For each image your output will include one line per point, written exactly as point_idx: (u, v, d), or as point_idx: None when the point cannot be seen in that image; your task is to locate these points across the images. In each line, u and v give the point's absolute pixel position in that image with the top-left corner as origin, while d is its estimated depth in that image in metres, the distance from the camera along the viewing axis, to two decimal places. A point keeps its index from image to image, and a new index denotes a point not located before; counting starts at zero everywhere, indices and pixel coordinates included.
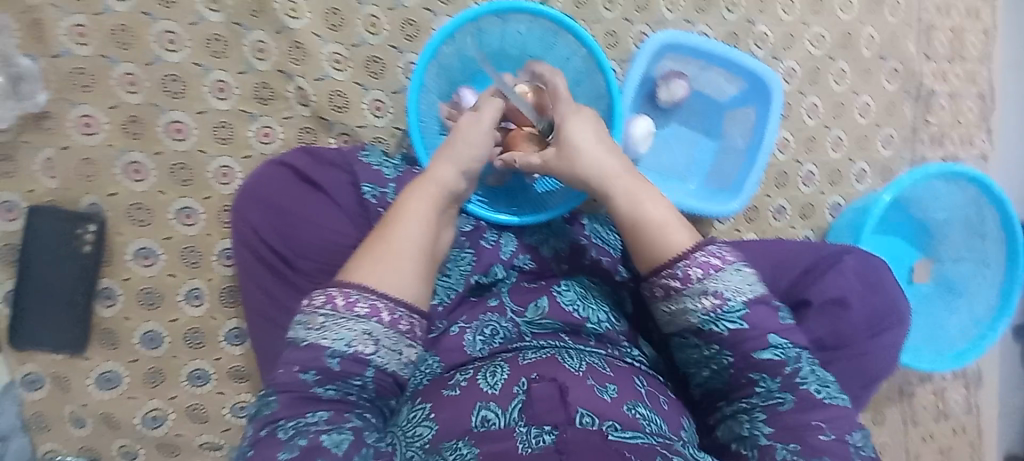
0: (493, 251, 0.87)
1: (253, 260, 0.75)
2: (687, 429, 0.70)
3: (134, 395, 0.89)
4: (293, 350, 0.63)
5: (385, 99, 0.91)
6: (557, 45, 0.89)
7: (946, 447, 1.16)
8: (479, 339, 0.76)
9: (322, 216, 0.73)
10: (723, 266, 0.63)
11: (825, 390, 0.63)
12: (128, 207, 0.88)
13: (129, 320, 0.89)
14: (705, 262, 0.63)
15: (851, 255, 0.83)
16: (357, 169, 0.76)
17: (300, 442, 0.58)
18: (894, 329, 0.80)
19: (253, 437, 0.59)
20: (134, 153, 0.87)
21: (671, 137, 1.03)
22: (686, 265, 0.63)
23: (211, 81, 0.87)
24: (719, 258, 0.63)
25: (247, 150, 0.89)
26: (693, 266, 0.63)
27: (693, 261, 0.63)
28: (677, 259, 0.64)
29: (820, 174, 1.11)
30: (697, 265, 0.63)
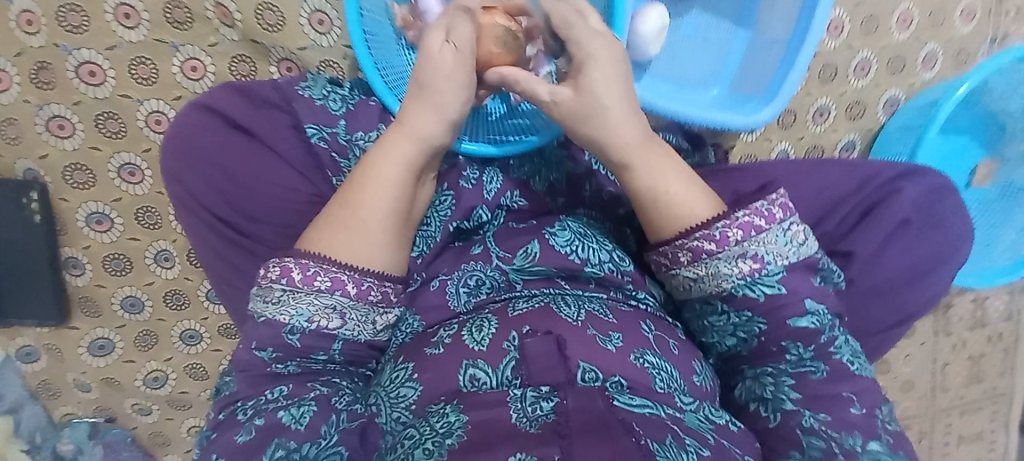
0: (476, 192, 0.72)
1: (196, 226, 0.65)
2: (699, 374, 0.61)
3: (130, 359, 0.89)
4: (252, 325, 0.58)
5: (328, 9, 0.74)
6: None
7: (978, 358, 1.09)
8: (463, 290, 0.66)
9: (264, 167, 0.62)
10: (767, 227, 0.56)
11: (856, 362, 0.59)
12: (64, 168, 0.78)
13: (104, 287, 0.85)
14: (747, 223, 0.56)
15: (916, 179, 0.69)
16: (296, 107, 0.63)
17: (255, 422, 0.55)
18: (945, 265, 0.70)
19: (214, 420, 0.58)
20: (52, 107, 0.75)
21: (691, 32, 0.85)
22: (725, 226, 0.56)
23: (113, 5, 0.71)
24: (765, 217, 0.56)
25: (177, 90, 0.75)
26: (733, 227, 0.56)
27: (734, 222, 0.56)
28: (714, 219, 0.57)
29: (877, 63, 0.91)
30: (738, 226, 0.56)
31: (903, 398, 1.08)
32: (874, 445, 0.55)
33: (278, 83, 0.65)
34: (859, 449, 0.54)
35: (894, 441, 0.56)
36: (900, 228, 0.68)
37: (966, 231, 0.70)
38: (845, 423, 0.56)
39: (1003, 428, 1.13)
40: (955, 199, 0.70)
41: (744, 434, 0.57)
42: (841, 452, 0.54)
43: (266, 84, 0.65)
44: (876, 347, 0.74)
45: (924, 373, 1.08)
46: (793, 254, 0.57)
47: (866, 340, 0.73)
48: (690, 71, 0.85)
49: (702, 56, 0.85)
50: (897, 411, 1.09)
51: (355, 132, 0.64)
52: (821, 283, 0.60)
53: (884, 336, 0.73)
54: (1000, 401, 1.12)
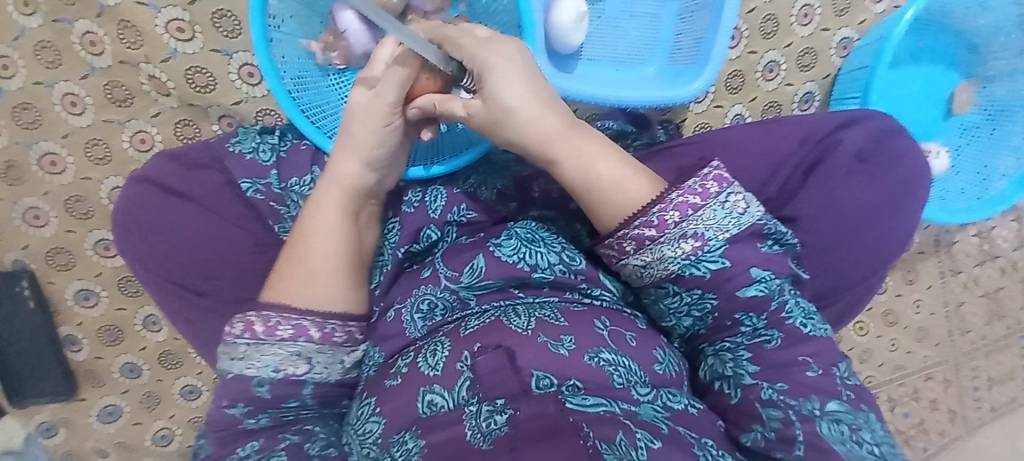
0: (420, 214, 0.72)
1: (153, 294, 0.68)
2: (661, 362, 0.60)
3: (138, 421, 0.93)
4: (219, 382, 0.57)
5: (255, 61, 0.77)
6: None
7: (994, 292, 1.03)
8: (417, 316, 0.64)
9: (208, 227, 0.65)
10: (703, 203, 0.54)
11: (810, 323, 0.57)
12: (46, 253, 0.84)
13: (102, 358, 0.90)
14: (682, 203, 0.54)
15: (856, 126, 0.68)
16: (228, 164, 0.66)
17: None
18: (906, 207, 0.68)
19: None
20: (26, 199, 0.81)
21: (616, 12, 0.84)
22: (662, 210, 0.54)
23: (60, 95, 0.77)
24: (699, 194, 0.54)
25: (132, 163, 0.80)
26: (669, 210, 0.54)
27: (670, 204, 0.54)
28: (651, 203, 0.55)
29: (819, 7, 0.88)
30: (674, 208, 0.54)
31: (920, 348, 1.03)
32: (833, 405, 0.55)
33: (210, 143, 0.69)
34: (818, 412, 0.54)
35: (856, 396, 0.56)
36: (850, 177, 0.66)
37: (919, 170, 0.68)
38: (802, 388, 0.55)
39: None
40: (903, 139, 0.69)
41: (705, 414, 0.57)
42: (798, 420, 0.54)
43: (197, 147, 0.68)
44: (852, 303, 0.72)
45: (937, 318, 1.02)
46: (736, 226, 0.55)
47: (841, 299, 0.70)
48: (624, 51, 0.85)
49: (633, 34, 0.85)
50: (916, 361, 1.03)
51: (289, 179, 0.66)
52: (775, 248, 0.57)
53: (860, 291, 0.71)
54: None
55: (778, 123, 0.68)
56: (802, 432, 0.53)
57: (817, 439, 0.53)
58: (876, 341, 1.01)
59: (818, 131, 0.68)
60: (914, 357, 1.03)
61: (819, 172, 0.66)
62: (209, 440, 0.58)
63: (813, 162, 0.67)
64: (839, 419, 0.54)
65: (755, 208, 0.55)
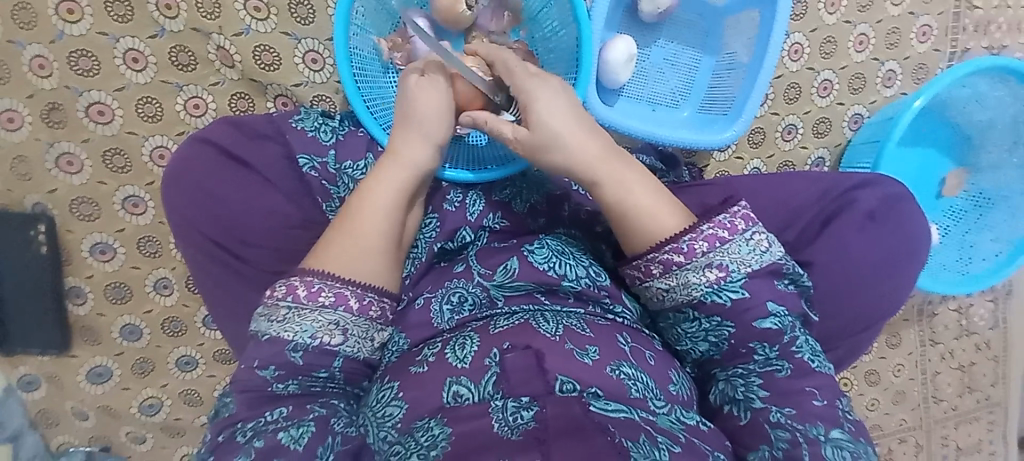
0: (459, 214, 0.76)
1: (195, 255, 0.69)
2: (676, 383, 0.62)
3: (127, 386, 0.90)
4: (253, 344, 0.59)
5: (321, 49, 0.81)
6: None
7: (968, 366, 1.10)
8: (446, 308, 0.66)
9: (263, 197, 0.68)
10: (730, 237, 0.59)
11: (817, 359, 0.61)
12: (71, 201, 0.83)
13: (104, 316, 0.88)
14: (711, 235, 0.59)
15: (869, 189, 0.75)
16: (290, 139, 0.69)
17: (255, 445, 0.54)
18: (908, 268, 0.74)
19: (211, 443, 0.56)
20: (63, 144, 0.81)
21: (660, 59, 0.90)
22: (692, 238, 0.59)
23: (123, 50, 0.78)
24: (727, 229, 0.59)
25: (180, 126, 0.81)
26: (699, 239, 0.59)
27: (700, 234, 0.59)
28: (681, 233, 0.59)
29: (839, 83, 0.96)
30: (704, 238, 0.59)
31: (896, 410, 1.09)
32: (837, 433, 0.59)
33: (272, 116, 0.71)
34: (822, 438, 0.58)
35: (855, 429, 0.60)
36: (860, 233, 0.73)
37: (923, 236, 0.75)
38: (808, 414, 0.59)
39: (998, 437, 1.15)
40: (911, 205, 0.75)
41: (714, 434, 0.59)
42: (805, 442, 0.58)
43: (260, 117, 0.70)
44: (851, 351, 0.77)
45: (915, 383, 1.09)
46: (757, 262, 0.60)
47: (841, 345, 0.76)
48: (661, 95, 0.91)
49: (671, 80, 0.91)
50: (891, 422, 1.09)
51: (344, 161, 0.69)
52: (789, 288, 0.62)
53: (858, 341, 0.77)
54: (995, 410, 1.14)
55: (799, 176, 0.76)
56: (808, 453, 0.57)
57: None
58: (858, 397, 1.07)
59: (836, 189, 0.75)
60: (889, 418, 1.09)
61: (833, 225, 0.73)
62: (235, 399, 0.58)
63: (829, 216, 0.74)
64: (842, 446, 0.58)
65: (776, 248, 0.60)
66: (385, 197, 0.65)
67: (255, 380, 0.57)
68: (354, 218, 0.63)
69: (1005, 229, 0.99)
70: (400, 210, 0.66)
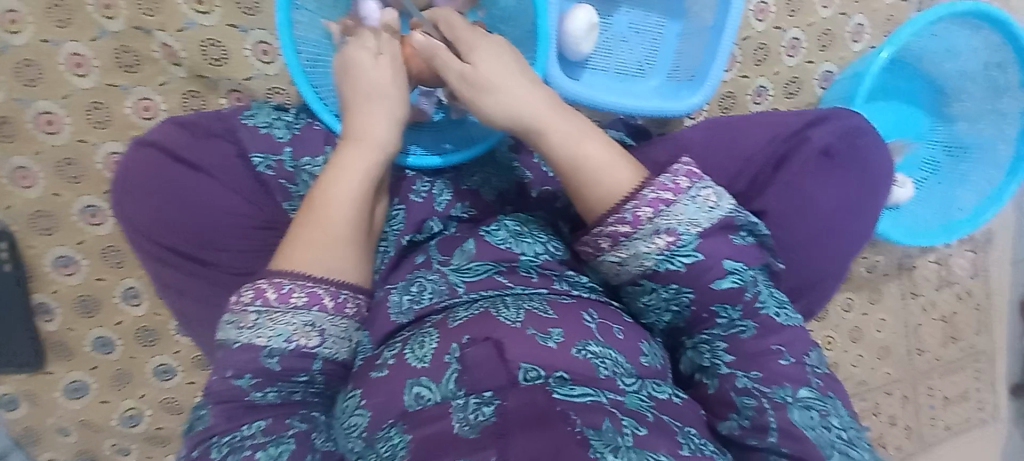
0: (426, 205, 0.75)
1: (158, 265, 0.67)
2: (647, 354, 0.61)
3: (106, 399, 0.89)
4: (224, 353, 0.57)
5: (271, 40, 0.78)
6: None
7: (950, 317, 1.11)
8: (406, 297, 0.65)
9: (217, 197, 0.65)
10: (675, 199, 0.57)
11: (782, 312, 0.61)
12: (29, 215, 0.81)
13: (75, 329, 0.86)
14: (654, 199, 0.57)
15: (822, 125, 0.74)
16: (240, 135, 0.66)
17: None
18: (867, 204, 0.73)
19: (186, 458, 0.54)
20: (14, 157, 0.79)
21: (625, 27, 0.89)
22: (635, 206, 0.57)
23: (66, 55, 0.76)
24: (670, 190, 0.57)
25: (132, 130, 0.79)
26: (642, 206, 0.57)
27: (643, 200, 0.57)
28: (624, 202, 0.58)
29: (806, 41, 0.94)
30: (647, 204, 0.57)
31: (881, 365, 1.09)
32: (805, 392, 0.59)
33: (222, 113, 0.69)
34: (790, 400, 0.58)
35: (824, 384, 0.60)
36: (817, 173, 0.72)
37: (881, 169, 0.74)
38: (776, 376, 0.58)
39: (984, 385, 1.16)
40: (866, 138, 0.74)
41: (688, 404, 0.58)
42: (771, 408, 0.57)
43: (210, 116, 0.68)
44: (818, 297, 0.77)
45: (898, 337, 1.09)
46: (707, 220, 0.58)
47: (808, 292, 0.75)
48: (627, 65, 0.90)
49: (637, 50, 0.90)
50: (877, 377, 1.09)
51: (301, 158, 0.66)
52: (747, 240, 0.61)
53: (824, 285, 0.76)
54: (980, 358, 1.15)
55: (750, 122, 0.75)
56: (775, 419, 0.57)
57: (789, 426, 0.56)
58: (844, 356, 1.07)
59: (787, 131, 0.74)
60: (875, 373, 1.09)
61: (787, 167, 0.72)
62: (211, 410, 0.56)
63: (782, 158, 0.73)
64: (811, 406, 0.58)
65: (726, 202, 0.59)
66: (352, 187, 0.63)
67: (229, 390, 0.55)
68: (320, 212, 0.61)
69: (980, 177, 0.98)
70: (368, 201, 0.64)
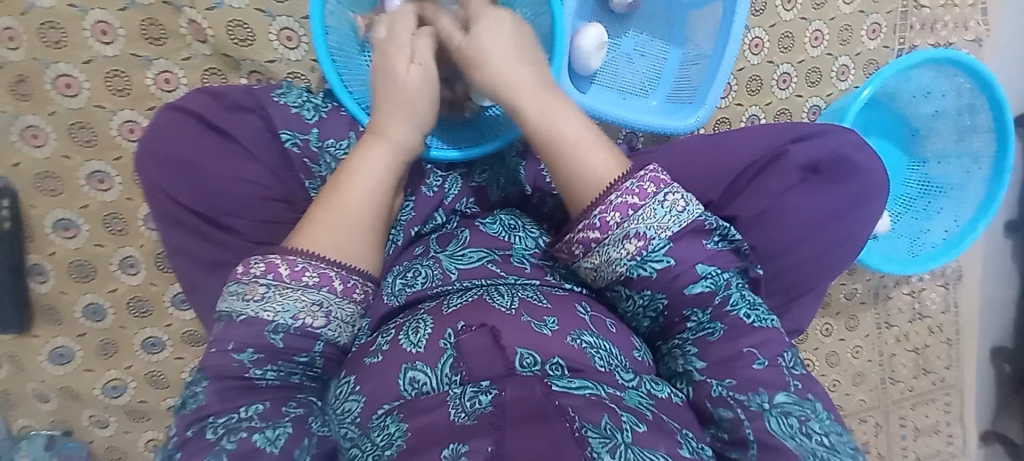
0: (434, 198, 0.77)
1: (174, 227, 0.69)
2: (639, 349, 0.64)
3: (90, 367, 0.89)
4: (226, 326, 0.57)
5: (296, 27, 0.82)
6: None
7: (922, 349, 1.16)
8: (400, 281, 0.66)
9: (239, 168, 0.67)
10: (643, 203, 0.61)
11: (754, 314, 0.63)
12: (35, 176, 0.82)
13: (67, 294, 0.86)
14: (622, 205, 0.61)
15: (809, 141, 0.78)
16: (271, 112, 0.69)
17: (228, 446, 0.52)
18: (851, 219, 0.78)
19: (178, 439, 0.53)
20: (28, 117, 0.80)
21: (631, 49, 0.94)
22: (602, 212, 0.61)
23: (93, 23, 0.78)
24: (637, 194, 0.61)
25: (150, 101, 0.81)
26: (610, 211, 0.61)
27: (610, 206, 0.61)
28: (592, 208, 0.62)
29: (797, 75, 1.01)
30: (614, 210, 0.61)
31: (855, 391, 1.14)
32: (782, 397, 0.60)
33: (253, 90, 0.71)
34: (767, 406, 0.59)
35: (801, 387, 0.62)
36: (806, 187, 0.76)
37: (862, 184, 0.79)
38: (751, 381, 0.61)
39: (950, 417, 1.21)
40: (850, 156, 0.79)
41: (685, 411, 0.59)
42: (747, 419, 0.59)
43: (240, 90, 0.71)
44: (800, 307, 0.82)
45: (872, 365, 1.14)
46: (676, 224, 0.61)
47: (792, 301, 0.80)
48: (631, 84, 0.94)
49: (641, 70, 0.95)
50: (852, 403, 1.14)
51: (326, 139, 0.70)
52: (719, 244, 0.64)
53: (806, 295, 0.81)
54: (948, 391, 1.20)
55: (745, 134, 0.80)
56: (752, 430, 0.58)
57: (766, 436, 0.58)
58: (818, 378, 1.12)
59: (775, 143, 0.78)
60: (849, 398, 1.14)
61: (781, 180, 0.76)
62: (208, 391, 0.56)
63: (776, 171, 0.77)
64: (788, 412, 0.59)
65: (692, 207, 0.62)
66: (374, 173, 0.66)
67: (230, 365, 0.55)
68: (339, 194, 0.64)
69: (950, 213, 1.06)
70: (389, 194, 0.67)
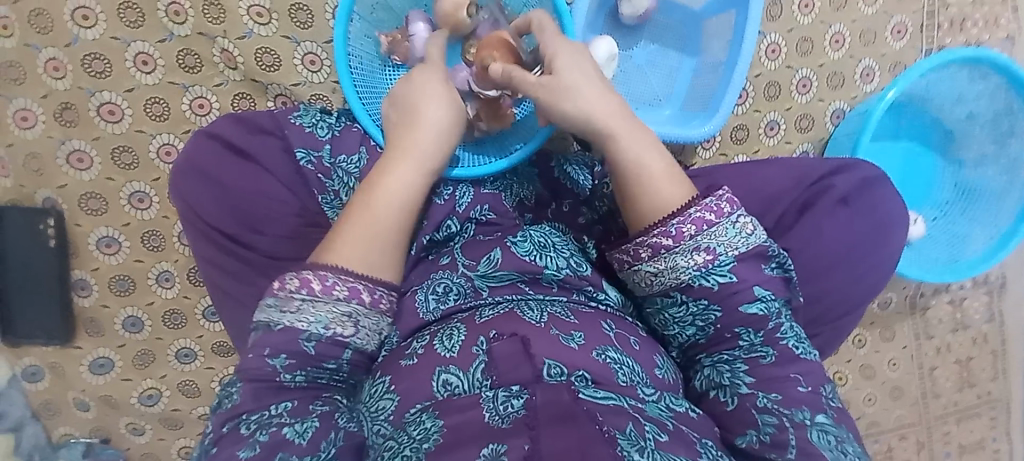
0: (448, 206, 0.76)
1: (204, 244, 0.73)
2: (661, 367, 0.62)
3: (128, 377, 0.93)
4: (263, 333, 0.58)
5: (319, 51, 0.85)
6: None
7: (966, 361, 1.09)
8: (431, 297, 0.67)
9: (261, 187, 0.70)
10: (717, 220, 0.60)
11: (801, 345, 0.62)
12: (80, 196, 0.87)
13: (108, 307, 0.91)
14: (699, 218, 0.60)
15: (847, 173, 0.78)
16: (289, 133, 0.71)
17: (261, 439, 0.54)
18: (883, 249, 0.76)
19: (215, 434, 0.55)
20: (75, 142, 0.85)
21: (642, 60, 0.93)
22: (680, 222, 0.60)
23: (134, 54, 0.83)
24: (714, 212, 0.60)
25: (186, 125, 0.86)
26: (687, 223, 0.60)
27: (688, 217, 0.60)
28: (670, 216, 0.61)
29: (817, 80, 0.99)
30: (691, 222, 0.60)
31: (893, 407, 1.08)
32: (822, 417, 0.59)
33: (274, 113, 0.74)
34: (808, 422, 0.58)
35: (838, 414, 0.60)
36: (834, 217, 0.75)
37: (899, 217, 0.77)
38: (794, 400, 0.59)
39: (999, 435, 1.13)
40: (886, 190, 0.78)
41: (704, 420, 0.59)
42: (792, 427, 0.57)
43: (262, 113, 0.74)
44: (832, 336, 0.79)
45: (911, 379, 1.08)
46: (744, 245, 0.61)
47: (823, 330, 0.78)
48: (644, 95, 0.93)
49: (654, 81, 0.93)
50: (890, 419, 1.09)
51: (338, 156, 0.72)
52: (775, 271, 0.63)
53: (839, 324, 0.79)
54: (995, 407, 1.12)
55: (777, 164, 0.78)
56: (794, 437, 0.57)
57: (808, 447, 0.56)
58: (854, 393, 1.07)
59: (812, 174, 0.77)
60: (887, 414, 1.08)
61: (811, 211, 0.75)
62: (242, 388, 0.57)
63: (807, 202, 0.76)
64: (827, 431, 0.58)
65: (761, 231, 0.61)
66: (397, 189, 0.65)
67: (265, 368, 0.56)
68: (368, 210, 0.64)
69: (991, 220, 1.00)
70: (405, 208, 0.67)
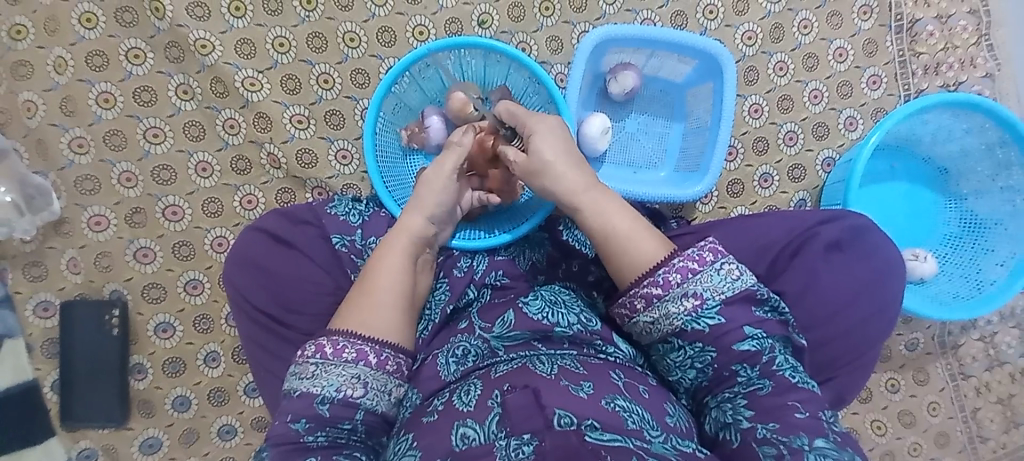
0: (465, 277, 0.84)
1: (249, 326, 0.81)
2: (672, 415, 0.64)
3: (174, 456, 0.99)
4: (287, 401, 0.65)
5: (350, 147, 0.98)
6: (511, 79, 0.93)
7: (1008, 399, 1.04)
8: (451, 360, 0.72)
9: (302, 272, 0.80)
10: (701, 268, 0.64)
11: (797, 374, 0.64)
12: (143, 287, 0.98)
13: (160, 388, 0.99)
14: (683, 267, 0.64)
15: (836, 222, 0.82)
16: (325, 223, 0.82)
17: None
18: (882, 291, 0.79)
19: None
20: (141, 240, 0.98)
21: (634, 129, 1.02)
22: (666, 271, 0.64)
23: (194, 162, 0.97)
24: (697, 260, 0.64)
25: (236, 218, 0.98)
26: (672, 272, 0.64)
27: (673, 267, 0.64)
28: (657, 267, 0.65)
29: (803, 132, 1.06)
30: (676, 270, 0.64)
31: (942, 454, 1.03)
32: (821, 442, 0.59)
33: (312, 204, 0.85)
34: (807, 448, 0.58)
35: (842, 439, 0.60)
36: (827, 263, 0.79)
37: (894, 260, 0.80)
38: (792, 426, 0.60)
39: None
40: (877, 236, 0.82)
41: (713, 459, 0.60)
42: (790, 454, 0.58)
43: (302, 206, 0.84)
44: (852, 379, 0.80)
45: (955, 423, 1.04)
46: (730, 288, 0.64)
47: (840, 373, 0.80)
48: (640, 159, 1.02)
49: (647, 146, 1.02)
50: None
51: (369, 237, 0.82)
52: (769, 314, 0.66)
53: (856, 367, 0.80)
54: None
55: (767, 217, 0.82)
56: None
57: None
58: (897, 441, 1.03)
59: (802, 224, 0.82)
60: None
61: (804, 259, 0.79)
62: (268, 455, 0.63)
63: (800, 251, 0.80)
64: (828, 455, 0.58)
65: (747, 275, 0.65)
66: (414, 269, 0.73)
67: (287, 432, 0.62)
68: (377, 286, 0.72)
69: (1004, 251, 1.01)
70: None
